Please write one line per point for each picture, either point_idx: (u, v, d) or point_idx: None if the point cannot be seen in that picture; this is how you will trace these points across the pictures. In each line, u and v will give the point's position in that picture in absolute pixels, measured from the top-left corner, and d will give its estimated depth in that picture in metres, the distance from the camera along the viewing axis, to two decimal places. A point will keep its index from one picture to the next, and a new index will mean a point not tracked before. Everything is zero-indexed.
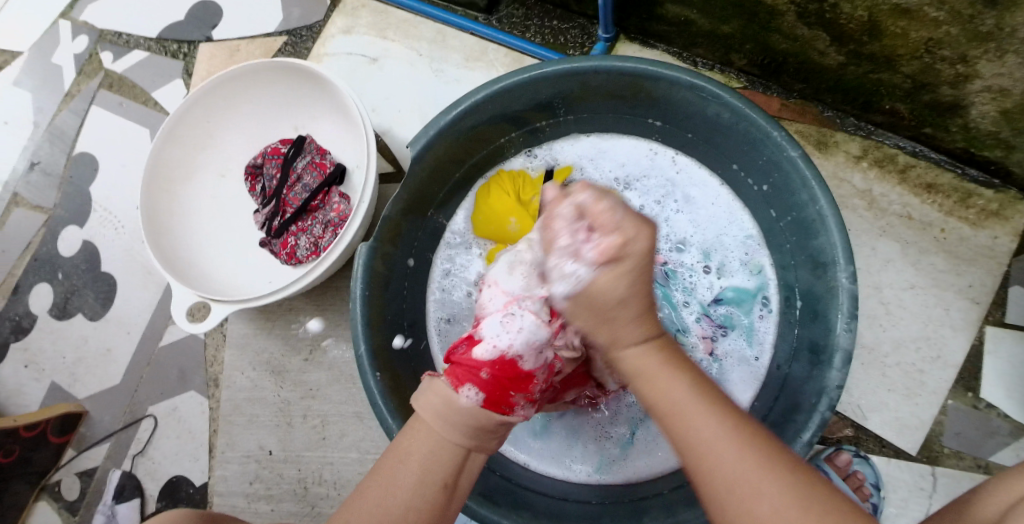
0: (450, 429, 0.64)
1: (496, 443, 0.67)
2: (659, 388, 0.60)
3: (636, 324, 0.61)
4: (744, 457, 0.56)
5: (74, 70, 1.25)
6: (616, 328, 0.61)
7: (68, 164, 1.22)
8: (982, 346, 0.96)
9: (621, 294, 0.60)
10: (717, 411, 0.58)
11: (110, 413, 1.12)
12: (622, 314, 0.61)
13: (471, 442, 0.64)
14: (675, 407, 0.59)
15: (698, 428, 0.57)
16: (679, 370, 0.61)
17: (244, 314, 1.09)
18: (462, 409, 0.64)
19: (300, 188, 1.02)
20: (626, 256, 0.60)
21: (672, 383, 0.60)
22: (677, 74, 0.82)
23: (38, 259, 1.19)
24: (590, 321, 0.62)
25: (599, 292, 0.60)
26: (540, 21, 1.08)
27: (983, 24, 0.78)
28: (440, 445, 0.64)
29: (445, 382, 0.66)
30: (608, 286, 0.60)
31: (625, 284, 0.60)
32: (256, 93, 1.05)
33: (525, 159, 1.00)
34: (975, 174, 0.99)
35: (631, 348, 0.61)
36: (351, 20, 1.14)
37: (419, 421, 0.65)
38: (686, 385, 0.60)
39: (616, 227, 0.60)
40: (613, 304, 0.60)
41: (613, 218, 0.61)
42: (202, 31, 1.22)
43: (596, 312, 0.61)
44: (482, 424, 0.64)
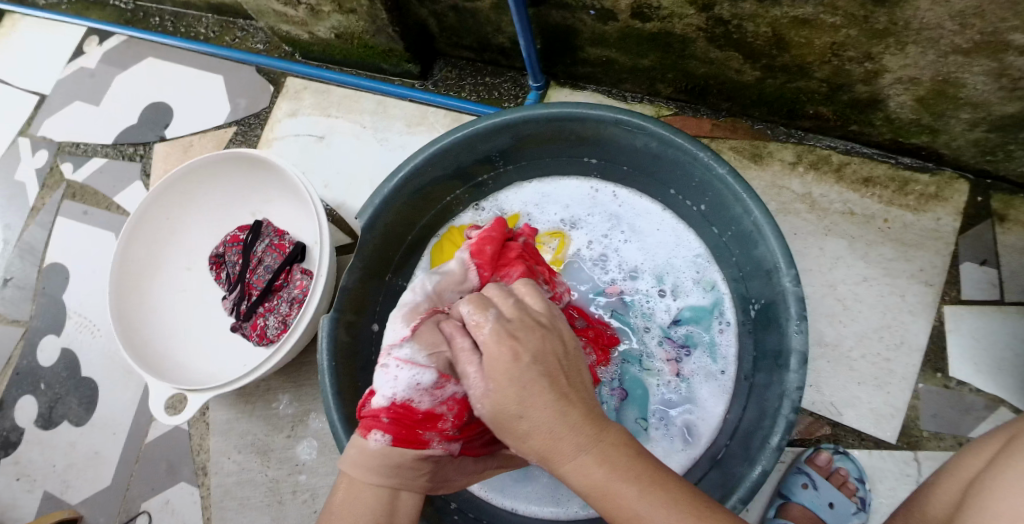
0: (369, 474, 0.66)
1: (424, 481, 0.68)
2: (612, 502, 0.56)
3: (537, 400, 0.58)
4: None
5: (37, 184, 1.29)
6: (534, 424, 0.58)
7: (39, 275, 1.25)
8: (943, 326, 0.98)
9: (518, 398, 0.58)
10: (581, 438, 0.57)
11: (105, 515, 1.12)
12: (531, 416, 0.58)
13: (395, 480, 0.66)
14: (623, 511, 0.56)
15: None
16: (625, 476, 0.56)
17: (224, 399, 1.10)
18: (374, 452, 0.66)
19: (262, 270, 1.05)
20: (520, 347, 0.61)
21: (618, 486, 0.56)
22: (601, 113, 0.86)
23: (19, 372, 1.21)
24: (512, 432, 0.59)
25: (508, 396, 0.59)
26: (473, 79, 1.13)
27: (878, 22, 0.82)
28: (365, 492, 0.65)
29: (356, 434, 0.68)
30: (514, 393, 0.59)
31: (527, 379, 0.59)
32: (210, 185, 1.08)
33: (474, 213, 1.03)
34: (909, 161, 1.02)
35: (572, 461, 0.57)
36: (294, 103, 1.19)
37: (344, 476, 0.67)
38: (631, 483, 0.56)
39: (498, 343, 0.62)
40: (519, 407, 0.58)
41: (485, 328, 0.63)
42: (156, 132, 1.26)
43: (504, 415, 0.59)
44: (399, 463, 0.67)
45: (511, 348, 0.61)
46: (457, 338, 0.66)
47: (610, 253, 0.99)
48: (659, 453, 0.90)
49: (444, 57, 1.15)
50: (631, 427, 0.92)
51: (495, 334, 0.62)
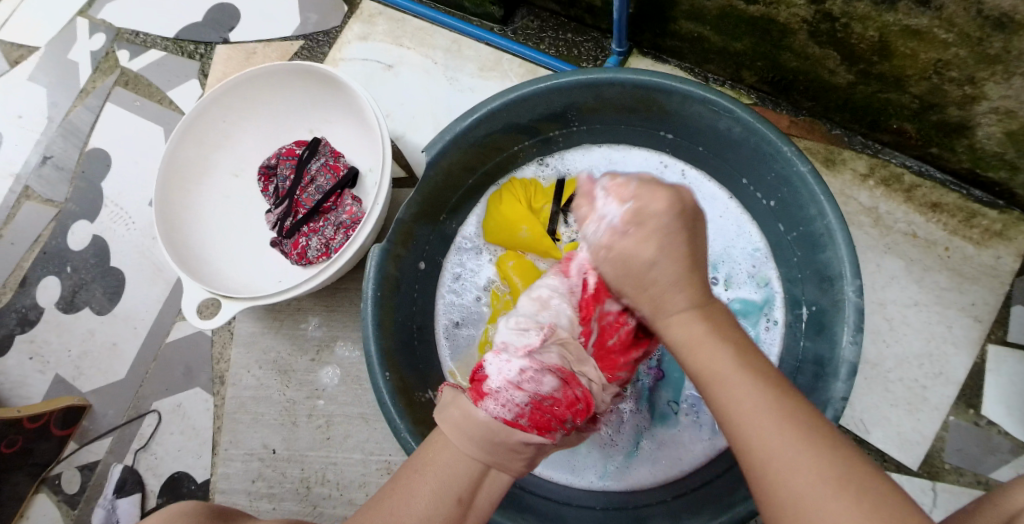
0: (466, 442, 0.63)
1: (521, 466, 0.64)
2: (704, 352, 0.61)
3: (681, 279, 0.65)
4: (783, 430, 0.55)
5: (90, 67, 1.27)
6: (661, 294, 0.65)
7: (80, 159, 1.23)
8: (984, 365, 0.97)
9: (650, 252, 0.65)
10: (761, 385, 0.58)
11: (114, 408, 1.12)
12: (658, 278, 0.65)
13: (489, 457, 0.63)
14: (713, 369, 0.60)
15: (735, 400, 0.58)
16: (722, 335, 0.62)
17: (253, 312, 1.09)
18: (481, 421, 0.63)
19: (314, 189, 1.03)
20: (645, 220, 0.66)
21: (713, 346, 0.61)
22: (690, 88, 0.84)
23: (47, 252, 1.19)
24: (631, 288, 0.67)
25: (628, 252, 0.66)
26: (554, 33, 1.10)
27: (991, 47, 0.79)
28: (455, 460, 0.62)
29: (466, 397, 0.66)
30: (633, 245, 0.66)
31: (651, 244, 0.66)
32: (273, 95, 1.06)
33: (537, 168, 1.01)
34: (980, 195, 1.00)
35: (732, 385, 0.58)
36: (367, 27, 1.16)
37: (442, 434, 0.64)
38: (729, 348, 0.61)
39: (632, 195, 0.68)
40: (643, 263, 0.66)
41: (629, 188, 0.68)
42: (219, 33, 1.23)
43: (632, 276, 0.67)
44: (500, 440, 0.63)
45: (640, 217, 0.67)
46: (598, 199, 0.70)
47: None
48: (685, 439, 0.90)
49: (528, 6, 1.12)
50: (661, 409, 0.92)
51: (638, 189, 0.68)
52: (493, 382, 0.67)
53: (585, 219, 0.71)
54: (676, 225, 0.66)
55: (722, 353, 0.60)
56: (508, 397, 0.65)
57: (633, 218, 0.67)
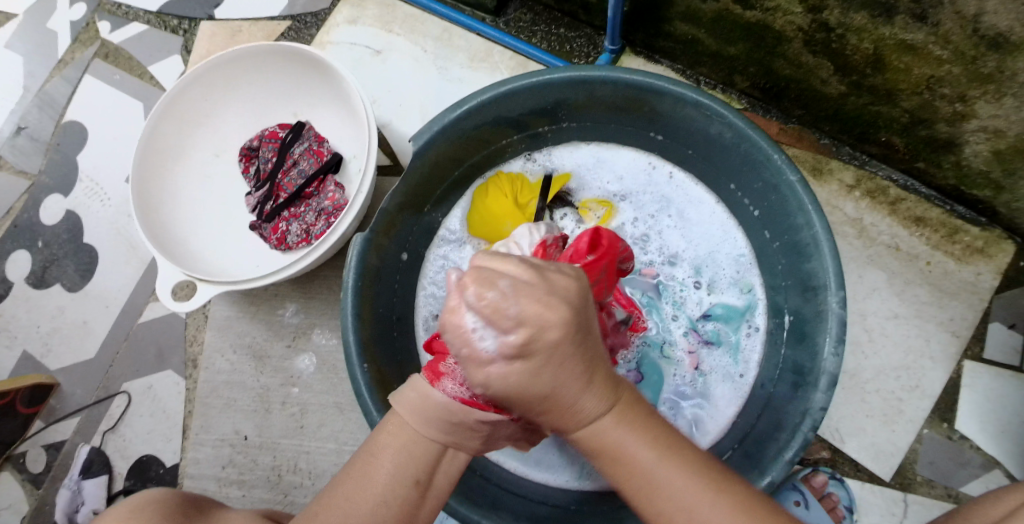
0: (424, 424, 0.61)
1: (479, 443, 0.63)
2: (624, 460, 0.57)
3: (591, 393, 0.56)
4: (725, 519, 0.55)
5: (69, 37, 1.23)
6: (563, 405, 0.56)
7: (55, 131, 1.20)
8: (959, 380, 0.98)
9: (547, 387, 0.55)
10: (661, 461, 0.57)
11: (82, 388, 1.09)
12: (561, 399, 0.55)
13: (448, 438, 0.61)
14: (640, 475, 0.56)
15: (660, 499, 0.56)
16: (641, 433, 0.58)
17: (229, 296, 1.07)
18: (437, 402, 0.61)
19: (296, 173, 1.01)
20: (530, 353, 0.54)
21: (631, 448, 0.57)
22: (683, 90, 0.83)
23: (18, 225, 1.16)
24: (527, 411, 0.57)
25: (519, 389, 0.54)
26: (547, 27, 1.08)
27: (984, 67, 0.79)
28: (412, 442, 0.61)
29: (423, 376, 0.64)
30: (520, 383, 0.54)
31: (547, 376, 0.54)
32: (258, 74, 1.03)
33: (524, 163, 1.00)
34: (963, 211, 1.01)
35: (586, 424, 0.57)
36: (357, 10, 1.13)
37: (397, 415, 0.62)
38: (644, 444, 0.57)
39: (523, 308, 0.53)
40: (540, 397, 0.55)
41: (508, 309, 0.53)
42: (204, 8, 1.20)
43: (528, 407, 0.56)
44: (459, 419, 0.61)
45: (529, 349, 0.53)
46: (467, 316, 0.54)
47: (652, 233, 0.97)
48: None
49: None
50: None
51: (511, 290, 0.53)
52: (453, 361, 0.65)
53: (466, 342, 0.54)
54: (569, 310, 0.54)
55: (642, 452, 0.57)
56: (466, 375, 0.63)
57: (518, 355, 0.53)
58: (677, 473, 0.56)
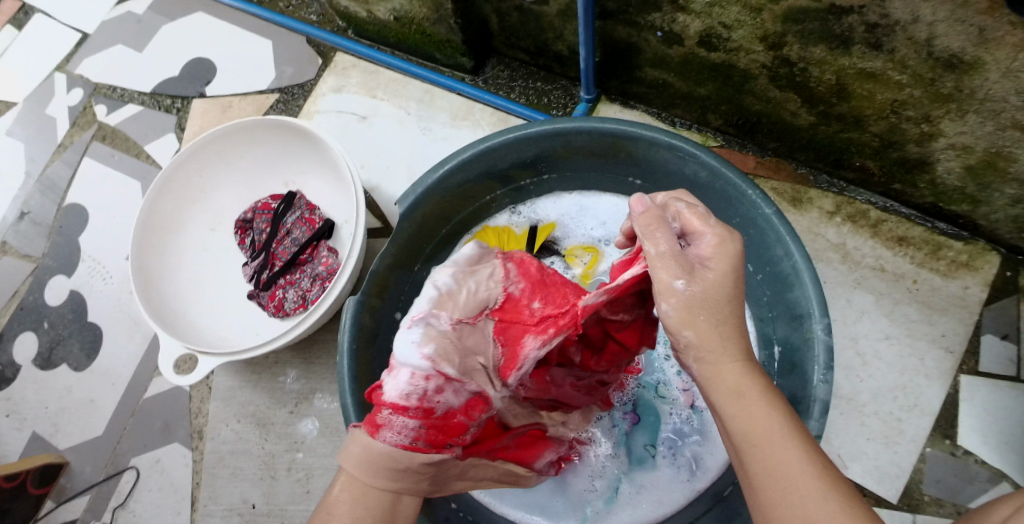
0: (370, 474, 0.64)
1: (426, 485, 0.66)
2: (736, 387, 0.61)
3: (739, 327, 0.63)
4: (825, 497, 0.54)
5: (67, 122, 1.28)
6: (725, 328, 0.62)
7: (57, 214, 1.23)
8: (958, 395, 0.98)
9: (724, 288, 0.63)
10: (773, 400, 0.60)
11: (91, 465, 1.10)
12: (731, 316, 0.63)
13: (398, 485, 0.64)
14: (742, 404, 0.60)
15: (782, 461, 0.57)
16: (780, 410, 0.59)
17: (230, 366, 1.09)
18: (380, 452, 0.64)
19: (289, 242, 1.04)
20: (725, 254, 0.64)
21: (745, 378, 0.61)
22: (657, 134, 0.86)
23: (24, 307, 1.19)
24: (670, 317, 0.63)
25: (703, 288, 0.63)
26: (524, 82, 1.12)
27: (944, 86, 0.82)
28: (366, 493, 0.63)
29: (364, 431, 0.66)
30: (718, 281, 0.63)
31: (732, 280, 0.63)
32: (248, 148, 1.07)
33: (509, 216, 1.03)
34: (945, 227, 1.02)
35: (715, 344, 0.62)
36: (340, 79, 1.18)
37: (347, 472, 0.65)
38: (757, 384, 0.61)
39: (712, 227, 0.65)
40: (716, 299, 0.63)
41: (695, 222, 0.66)
42: (196, 87, 1.25)
43: (703, 307, 0.62)
44: (405, 466, 0.64)
45: (722, 250, 0.64)
46: (666, 225, 0.66)
47: None
48: (664, 481, 0.90)
49: (498, 56, 1.14)
50: (638, 452, 0.92)
51: (715, 228, 0.65)
52: (387, 409, 0.66)
53: (666, 236, 0.65)
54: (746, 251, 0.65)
55: (774, 415, 0.59)
56: (400, 424, 0.65)
57: (694, 283, 0.63)
58: (794, 441, 0.57)
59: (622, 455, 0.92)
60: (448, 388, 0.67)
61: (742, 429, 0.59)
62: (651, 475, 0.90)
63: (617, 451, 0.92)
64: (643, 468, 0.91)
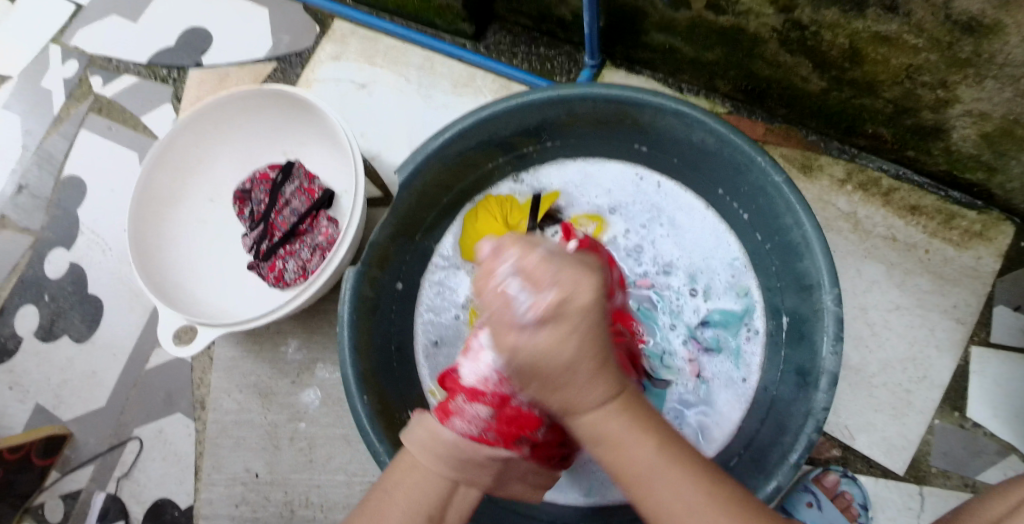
0: (436, 462, 0.63)
1: (489, 480, 0.65)
2: (622, 452, 0.58)
3: (592, 385, 0.57)
4: (686, 490, 0.57)
5: (63, 94, 1.25)
6: (570, 392, 0.57)
7: (55, 186, 1.22)
8: (968, 367, 0.96)
9: (569, 359, 0.55)
10: (657, 439, 0.58)
11: (95, 436, 1.10)
12: (573, 380, 0.56)
13: (458, 474, 0.63)
14: (636, 459, 0.58)
15: (665, 504, 0.57)
16: (642, 428, 0.58)
17: (231, 337, 1.08)
18: (447, 440, 0.63)
19: (288, 212, 1.02)
20: (563, 316, 0.55)
21: (631, 440, 0.58)
22: (663, 101, 0.83)
23: (24, 280, 1.18)
24: (536, 388, 0.57)
25: (543, 356, 0.55)
26: (528, 47, 1.09)
27: (961, 51, 0.79)
28: (423, 481, 0.62)
29: (433, 416, 0.66)
30: (548, 349, 0.55)
31: (571, 345, 0.55)
32: (246, 117, 1.05)
33: (512, 184, 1.01)
34: (958, 196, 1.00)
35: (591, 412, 0.58)
36: (339, 46, 1.15)
37: (407, 455, 0.64)
38: (644, 440, 0.58)
39: (555, 280, 0.56)
40: (560, 369, 0.56)
41: (546, 274, 0.56)
42: (192, 57, 1.22)
43: (541, 379, 0.56)
44: (468, 457, 0.63)
45: (562, 311, 0.55)
46: (510, 283, 0.56)
47: (645, 244, 0.98)
48: None
49: (500, 21, 1.11)
50: None
51: (556, 275, 0.56)
52: (459, 399, 0.67)
53: (506, 302, 0.56)
54: (594, 303, 0.56)
55: (632, 434, 0.58)
56: (472, 414, 0.66)
57: (553, 317, 0.55)
58: (650, 449, 0.58)
59: None
60: None
61: (634, 480, 0.58)
62: None
63: None
64: None
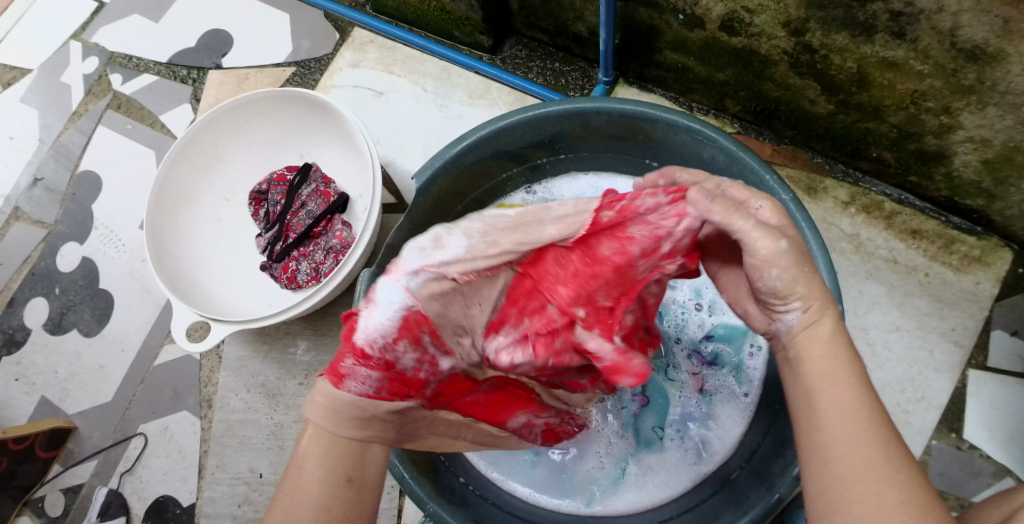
0: (339, 425, 0.62)
1: (392, 434, 0.65)
2: (823, 387, 0.58)
3: (814, 295, 0.61)
4: (887, 484, 0.53)
5: (82, 90, 1.27)
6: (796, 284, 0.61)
7: (71, 181, 1.23)
8: (965, 389, 0.98)
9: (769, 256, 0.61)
10: (858, 388, 0.57)
11: (100, 430, 1.11)
12: (804, 314, 0.61)
13: (366, 433, 0.63)
14: (824, 400, 0.58)
15: (847, 438, 0.55)
16: (864, 400, 0.56)
17: (241, 336, 1.09)
18: (346, 403, 0.63)
19: (303, 214, 1.04)
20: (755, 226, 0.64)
21: (840, 386, 0.57)
22: (675, 117, 0.86)
23: (35, 273, 1.19)
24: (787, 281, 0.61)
25: (788, 267, 0.61)
26: (542, 62, 1.12)
27: (965, 78, 0.82)
28: (333, 443, 0.62)
29: (327, 379, 0.64)
30: (787, 260, 0.61)
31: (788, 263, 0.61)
32: (265, 120, 1.07)
33: (524, 194, 1.03)
34: (959, 221, 1.02)
35: (814, 334, 0.61)
36: (358, 54, 1.18)
37: (312, 424, 0.63)
38: (851, 394, 0.57)
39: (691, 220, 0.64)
40: (809, 290, 0.61)
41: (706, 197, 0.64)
42: (212, 59, 1.24)
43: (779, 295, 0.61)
44: (370, 415, 0.63)
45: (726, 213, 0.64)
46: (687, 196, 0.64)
47: None
48: (671, 463, 0.91)
49: (517, 35, 1.14)
50: (645, 434, 0.93)
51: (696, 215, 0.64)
52: (349, 359, 0.64)
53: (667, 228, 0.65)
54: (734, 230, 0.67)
55: (849, 398, 0.57)
56: (366, 375, 0.64)
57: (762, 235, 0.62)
58: (866, 425, 0.55)
59: (629, 435, 0.93)
60: (417, 346, 0.65)
61: (814, 402, 0.58)
62: (656, 456, 0.91)
63: (624, 431, 0.93)
64: (650, 450, 0.92)
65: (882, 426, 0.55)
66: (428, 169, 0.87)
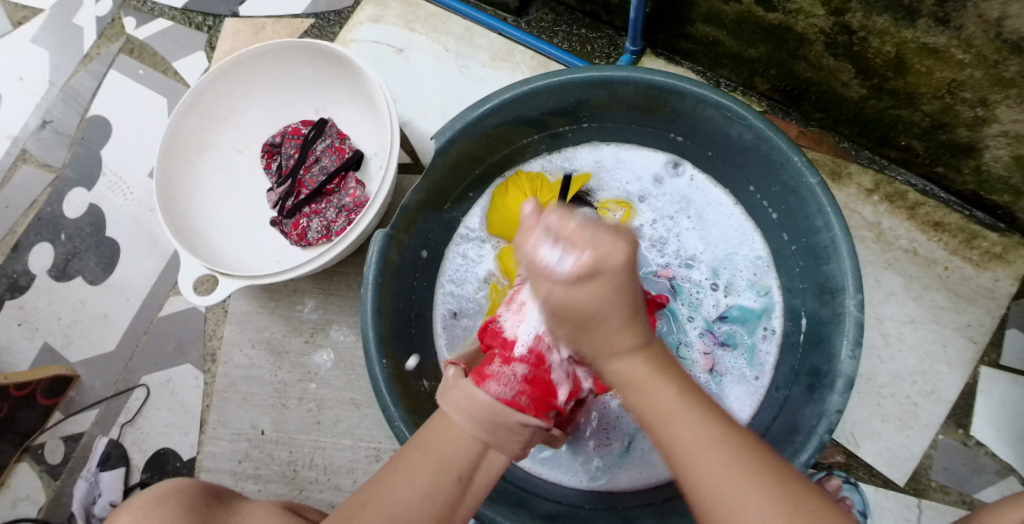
0: (468, 422, 0.62)
1: (518, 447, 0.64)
2: (652, 398, 0.59)
3: (623, 330, 0.59)
4: (732, 470, 0.56)
5: (95, 33, 1.24)
6: (598, 337, 0.59)
7: (80, 126, 1.21)
8: (975, 385, 0.97)
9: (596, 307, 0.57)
10: (680, 386, 0.59)
11: (102, 379, 1.10)
12: (605, 326, 0.58)
13: (489, 437, 0.62)
14: (665, 417, 0.58)
15: (677, 434, 0.58)
16: (667, 376, 0.60)
17: (248, 291, 1.08)
18: (482, 402, 0.63)
19: (317, 170, 1.03)
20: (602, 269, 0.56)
21: (662, 399, 0.59)
22: (704, 92, 0.83)
23: (42, 218, 1.18)
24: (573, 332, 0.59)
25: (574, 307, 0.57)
26: (569, 27, 1.09)
27: (1006, 70, 0.79)
28: (457, 439, 0.62)
29: (469, 378, 0.66)
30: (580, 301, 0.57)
31: (601, 297, 0.57)
32: (281, 71, 1.05)
33: (544, 162, 1.01)
34: (982, 216, 1.01)
35: (621, 358, 0.60)
36: (379, 9, 1.15)
37: (443, 414, 0.64)
38: (678, 392, 0.59)
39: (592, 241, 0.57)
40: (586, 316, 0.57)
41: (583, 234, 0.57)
42: (229, 6, 1.21)
43: (575, 324, 0.58)
44: (499, 420, 0.63)
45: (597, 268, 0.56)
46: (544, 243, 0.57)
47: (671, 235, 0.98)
48: None
49: None
50: None
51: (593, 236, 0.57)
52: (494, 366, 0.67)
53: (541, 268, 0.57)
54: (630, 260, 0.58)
55: (671, 390, 0.59)
56: (507, 377, 0.66)
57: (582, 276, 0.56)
58: (698, 420, 0.58)
59: None
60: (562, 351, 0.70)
61: (667, 437, 0.58)
62: None
63: None
64: None
65: (701, 407, 0.59)
66: (447, 131, 0.85)
